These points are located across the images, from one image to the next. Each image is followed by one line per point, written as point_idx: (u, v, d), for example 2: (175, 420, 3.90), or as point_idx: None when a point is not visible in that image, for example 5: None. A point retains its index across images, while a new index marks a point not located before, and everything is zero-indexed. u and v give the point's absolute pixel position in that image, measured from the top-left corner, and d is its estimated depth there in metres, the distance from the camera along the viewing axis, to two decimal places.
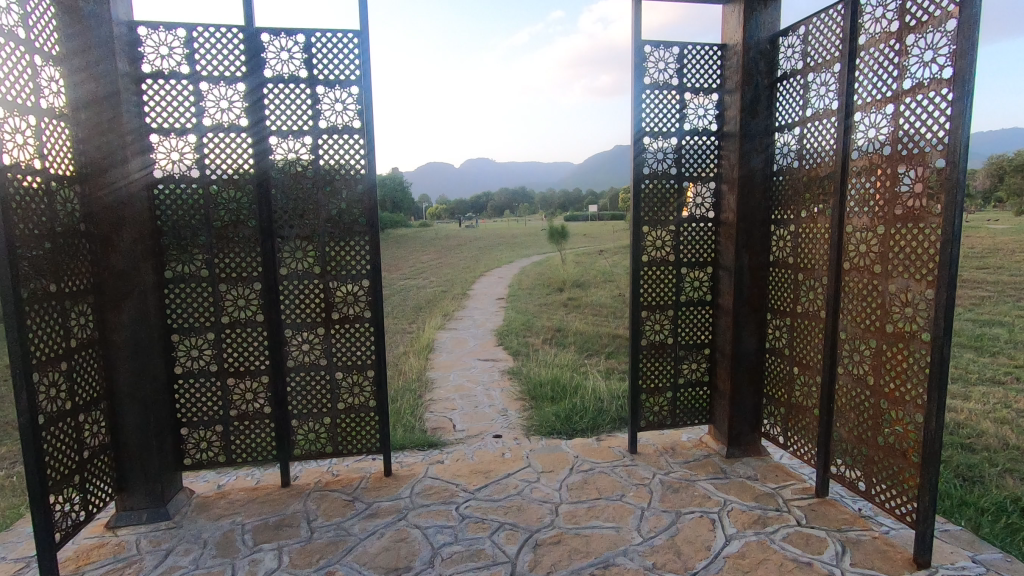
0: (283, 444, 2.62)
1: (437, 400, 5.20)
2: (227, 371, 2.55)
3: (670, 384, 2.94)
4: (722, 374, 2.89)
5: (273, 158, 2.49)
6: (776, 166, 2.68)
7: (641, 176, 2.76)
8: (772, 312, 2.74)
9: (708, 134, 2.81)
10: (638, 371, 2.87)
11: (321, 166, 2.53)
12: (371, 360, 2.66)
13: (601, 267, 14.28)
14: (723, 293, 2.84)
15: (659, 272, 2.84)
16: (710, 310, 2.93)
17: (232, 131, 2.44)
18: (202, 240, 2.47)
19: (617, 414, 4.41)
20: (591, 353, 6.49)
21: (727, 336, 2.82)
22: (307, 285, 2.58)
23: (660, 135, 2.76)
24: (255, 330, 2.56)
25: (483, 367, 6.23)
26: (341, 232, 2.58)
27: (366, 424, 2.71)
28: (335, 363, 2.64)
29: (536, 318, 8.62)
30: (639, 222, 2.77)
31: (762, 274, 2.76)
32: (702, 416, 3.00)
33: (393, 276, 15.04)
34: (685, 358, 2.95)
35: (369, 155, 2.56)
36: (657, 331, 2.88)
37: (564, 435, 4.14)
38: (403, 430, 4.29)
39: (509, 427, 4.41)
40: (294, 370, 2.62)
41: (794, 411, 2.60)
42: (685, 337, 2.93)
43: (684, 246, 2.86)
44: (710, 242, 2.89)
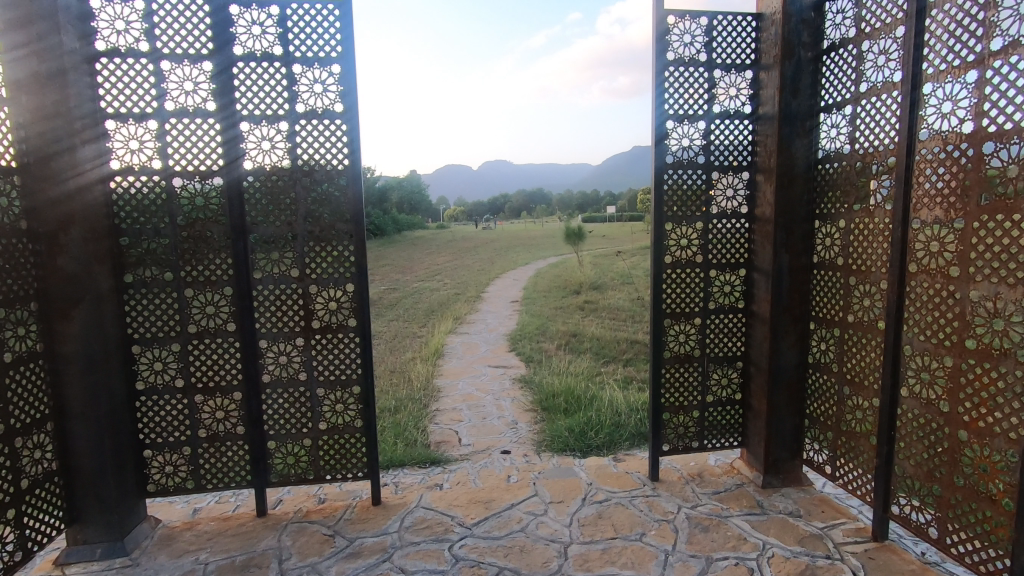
0: (258, 469, 2.34)
1: (443, 410, 4.90)
2: (195, 387, 2.28)
3: (697, 402, 2.59)
4: (757, 392, 2.53)
5: (244, 147, 2.21)
6: (821, 153, 2.32)
7: (663, 165, 2.42)
8: (817, 322, 2.37)
9: (740, 118, 2.46)
10: (660, 387, 2.53)
11: (299, 155, 2.24)
12: (358, 375, 2.37)
13: (619, 269, 13.87)
14: (759, 298, 2.48)
15: (684, 275, 2.49)
16: (743, 318, 2.57)
17: (197, 117, 2.16)
18: (166, 240, 2.20)
19: (636, 429, 4.06)
20: (608, 360, 6.13)
21: (763, 349, 2.46)
22: (284, 290, 2.30)
23: (686, 118, 2.42)
24: (225, 340, 2.28)
25: (494, 374, 5.91)
26: (324, 231, 2.29)
27: (352, 446, 2.41)
28: (316, 378, 2.34)
29: (551, 322, 8.27)
30: (662, 218, 2.43)
31: (804, 277, 2.40)
32: (734, 438, 2.64)
33: (407, 278, 14.83)
34: (713, 372, 2.59)
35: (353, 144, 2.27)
36: (682, 342, 2.54)
37: (578, 453, 3.80)
38: (404, 445, 3.99)
39: (518, 442, 4.09)
40: (271, 386, 2.33)
41: (844, 437, 2.23)
42: (715, 349, 2.57)
43: (713, 245, 2.51)
44: (743, 241, 2.53)
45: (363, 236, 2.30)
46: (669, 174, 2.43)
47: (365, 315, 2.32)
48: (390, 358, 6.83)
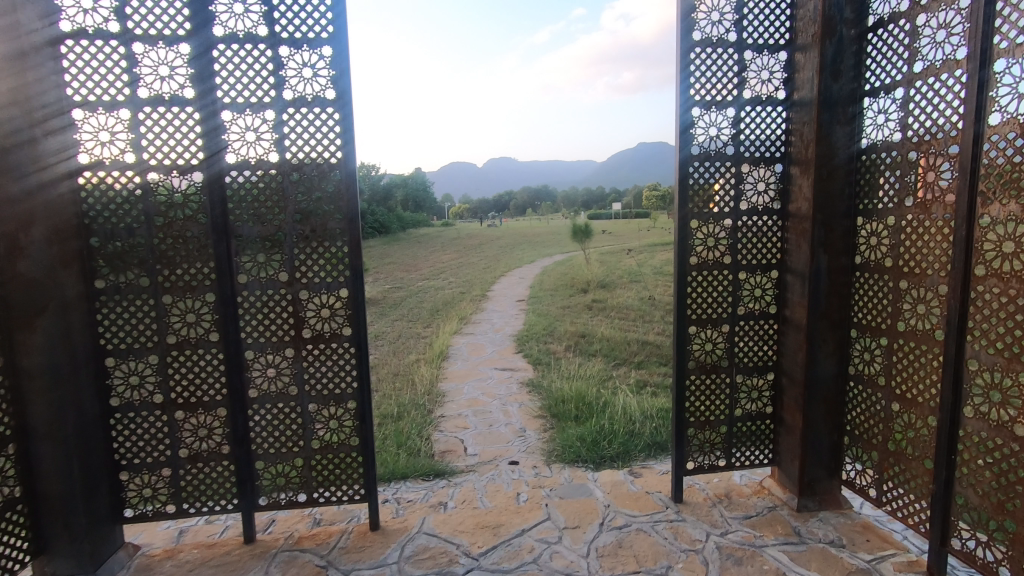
0: (244, 491, 2.14)
1: (448, 416, 4.70)
2: (175, 403, 2.07)
3: (724, 416, 2.37)
4: (790, 406, 2.31)
5: (227, 139, 2.00)
6: (865, 143, 2.08)
7: (688, 157, 2.20)
8: (860, 329, 2.14)
9: (773, 104, 2.23)
10: (684, 400, 2.31)
11: (286, 148, 2.03)
12: (354, 389, 2.16)
13: (627, 267, 13.62)
14: (793, 303, 2.26)
15: (711, 278, 2.27)
16: (774, 325, 2.35)
17: (174, 105, 1.95)
18: (140, 242, 1.99)
19: (651, 438, 3.84)
20: (619, 363, 5.91)
21: (798, 359, 2.24)
22: (272, 296, 2.09)
23: (713, 105, 2.20)
24: (208, 351, 2.08)
25: (501, 378, 5.70)
26: (314, 231, 2.08)
27: (347, 466, 2.21)
28: (308, 393, 2.14)
29: (558, 322, 8.05)
30: (687, 215, 2.22)
31: (844, 281, 2.17)
32: (764, 455, 2.43)
33: (411, 277, 14.64)
34: (743, 384, 2.37)
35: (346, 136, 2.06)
36: (709, 351, 2.32)
37: (590, 464, 3.59)
38: (406, 456, 3.79)
39: (527, 453, 3.88)
40: (258, 401, 2.13)
41: (893, 458, 2.01)
42: (744, 358, 2.35)
43: (743, 245, 2.28)
44: (775, 240, 2.31)
45: (358, 237, 2.09)
46: (694, 167, 2.20)
47: (361, 323, 2.11)
48: (393, 360, 6.64)
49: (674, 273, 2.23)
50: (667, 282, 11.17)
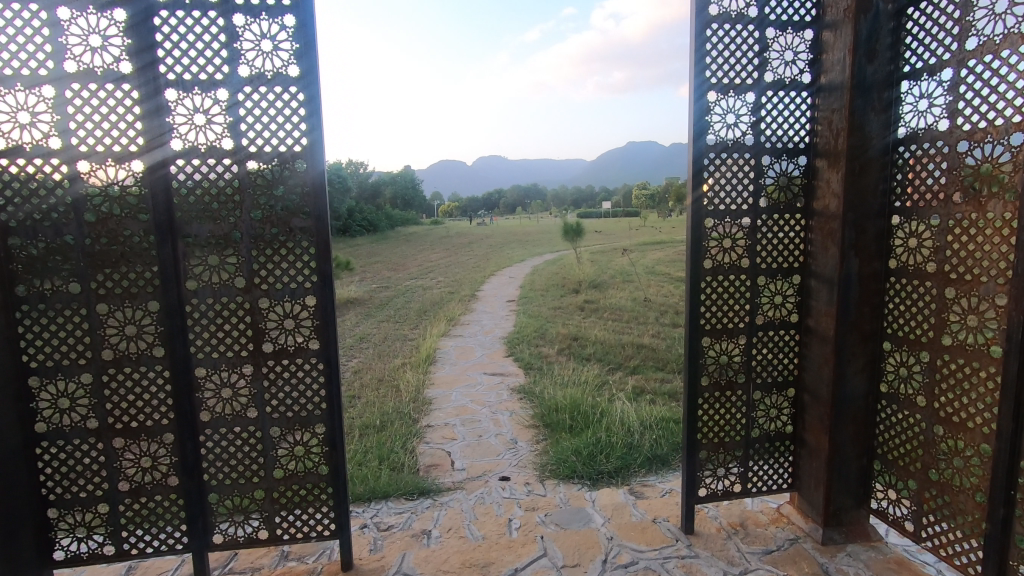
0: (196, 529, 1.86)
1: (435, 426, 4.43)
2: (113, 429, 1.78)
3: (740, 437, 2.13)
4: (814, 426, 2.07)
5: (171, 122, 1.72)
6: (902, 132, 1.85)
7: (703, 148, 1.95)
8: (894, 342, 1.91)
9: (797, 89, 1.99)
10: (696, 420, 2.07)
11: (242, 132, 1.75)
12: (323, 408, 1.89)
13: (619, 267, 13.40)
14: (818, 313, 2.03)
15: (727, 284, 2.03)
16: (795, 336, 2.12)
17: (108, 81, 1.66)
18: (70, 242, 1.70)
19: (651, 451, 3.60)
20: (614, 368, 5.68)
21: (824, 375, 2.01)
22: (227, 305, 1.81)
23: (730, 89, 1.95)
24: (152, 369, 1.79)
25: (490, 383, 5.43)
26: (275, 229, 1.80)
27: (315, 499, 1.93)
28: (269, 416, 1.86)
29: (550, 324, 7.79)
30: (701, 214, 1.97)
31: (876, 287, 1.93)
32: (783, 480, 2.19)
33: (399, 276, 14.32)
34: (761, 401, 2.13)
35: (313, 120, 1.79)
36: (724, 366, 2.08)
37: (587, 481, 3.34)
38: (389, 472, 3.52)
39: (519, 467, 3.62)
40: (212, 425, 1.85)
41: (935, 490, 1.77)
42: (763, 373, 2.11)
43: (762, 247, 2.04)
44: (797, 241, 2.07)
45: (327, 236, 1.82)
46: (710, 159, 1.96)
47: (332, 334, 1.85)
48: (378, 365, 6.35)
49: (686, 278, 1.99)
50: (660, 283, 10.95)
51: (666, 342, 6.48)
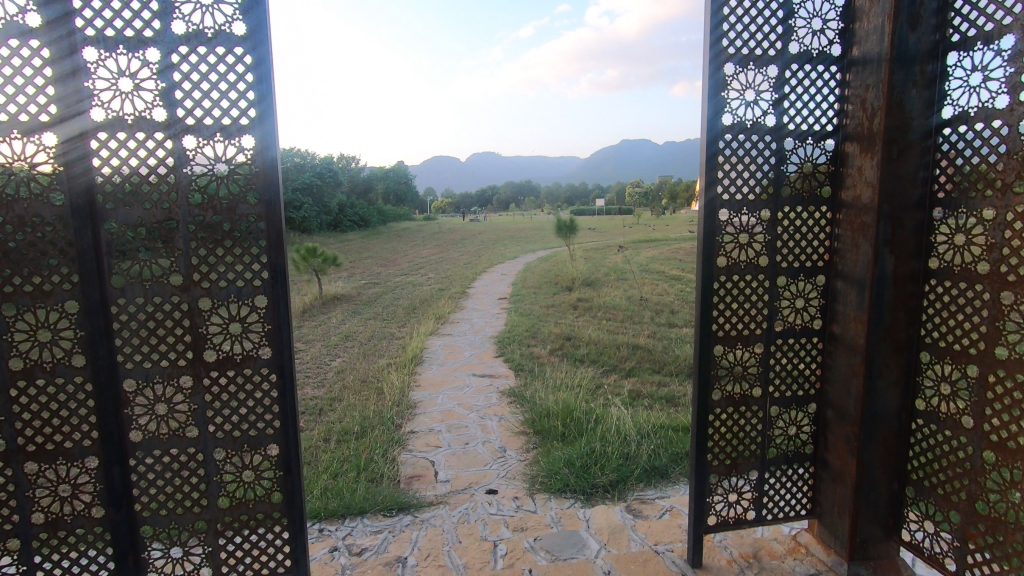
0: (127, 568, 1.59)
1: (418, 433, 4.17)
2: (23, 452, 1.49)
3: (755, 458, 1.89)
4: (839, 446, 1.83)
5: (90, 88, 1.43)
6: (948, 111, 1.59)
7: (719, 129, 1.70)
8: (934, 353, 1.66)
9: (826, 62, 1.74)
10: (707, 439, 1.83)
11: (177, 101, 1.47)
12: (275, 427, 1.62)
13: (612, 264, 13.18)
14: (845, 318, 1.79)
15: (744, 286, 1.79)
16: (818, 344, 1.88)
17: (11, 36, 1.36)
18: None
19: (648, 462, 3.35)
20: (608, 370, 5.44)
21: (851, 389, 1.77)
22: (161, 307, 1.53)
23: (750, 62, 1.70)
24: (70, 381, 1.51)
25: (479, 386, 5.18)
26: (217, 217, 1.52)
27: (268, 530, 1.67)
28: (211, 436, 1.59)
29: (542, 322, 7.53)
30: (715, 205, 1.72)
31: (914, 290, 1.69)
32: (802, 506, 1.95)
33: (388, 272, 14.03)
34: (779, 418, 1.89)
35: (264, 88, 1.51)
36: (739, 378, 1.83)
37: (580, 496, 3.10)
38: (368, 486, 3.25)
39: (507, 479, 3.38)
40: (144, 447, 1.57)
41: (983, 525, 1.54)
42: (782, 386, 1.87)
43: (783, 244, 1.79)
44: (822, 237, 1.82)
45: (280, 226, 1.55)
46: (726, 142, 1.71)
47: (285, 341, 1.58)
48: (361, 365, 6.08)
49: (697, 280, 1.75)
50: (654, 281, 10.74)
51: (661, 343, 6.25)
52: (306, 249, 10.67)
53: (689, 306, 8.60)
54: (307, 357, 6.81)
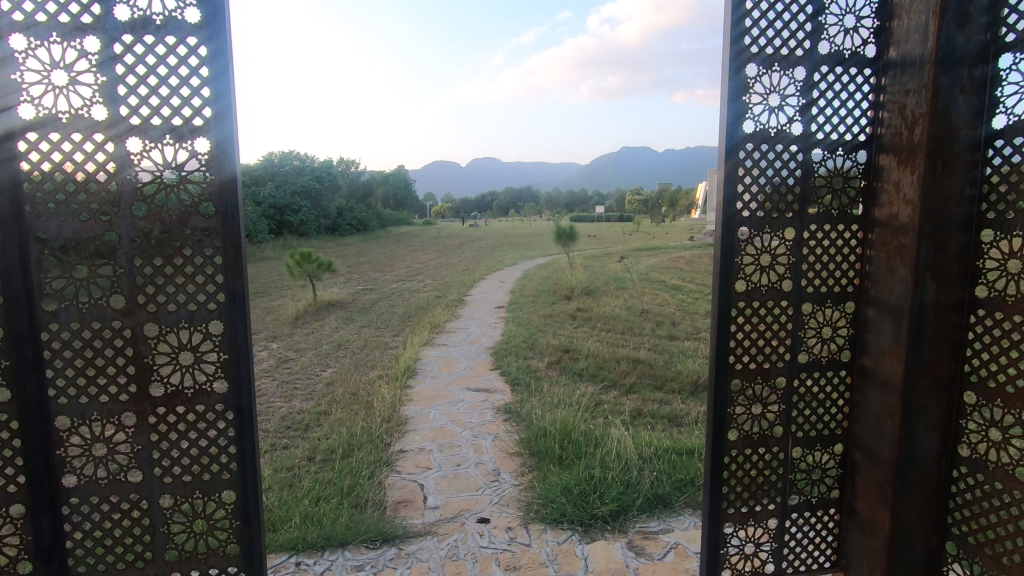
0: None
1: (408, 452, 3.96)
2: None
3: (776, 505, 1.68)
4: (868, 494, 1.64)
5: (18, 80, 1.23)
6: (1000, 121, 1.41)
7: (739, 137, 1.52)
8: (982, 394, 1.46)
9: (859, 65, 1.56)
10: (722, 484, 1.63)
11: (120, 98, 1.28)
12: (232, 470, 1.42)
13: (612, 273, 12.99)
14: (877, 351, 1.59)
15: (765, 313, 1.59)
16: (846, 378, 1.68)
17: None
18: None
19: (651, 491, 3.15)
20: (608, 386, 5.24)
21: (884, 432, 1.57)
22: (101, 334, 1.33)
23: (776, 63, 1.52)
24: None
25: (474, 401, 4.97)
26: (168, 231, 1.33)
27: None
28: (158, 481, 1.39)
29: (540, 333, 7.33)
30: (733, 222, 1.53)
31: (959, 321, 1.49)
32: (827, 557, 1.75)
33: (385, 278, 13.84)
34: (802, 459, 1.69)
35: (223, 84, 1.33)
36: (759, 416, 1.64)
37: (577, 527, 2.90)
38: (351, 513, 3.04)
39: (500, 506, 3.17)
40: (79, 494, 1.37)
41: None
42: (806, 425, 1.67)
43: (809, 267, 1.60)
44: (852, 259, 1.63)
45: (238, 240, 1.36)
46: (747, 152, 1.52)
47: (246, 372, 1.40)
48: (353, 377, 5.87)
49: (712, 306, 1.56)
50: (655, 291, 10.55)
51: (662, 357, 6.05)
52: (301, 255, 10.49)
53: (690, 317, 8.41)
54: (298, 367, 6.61)
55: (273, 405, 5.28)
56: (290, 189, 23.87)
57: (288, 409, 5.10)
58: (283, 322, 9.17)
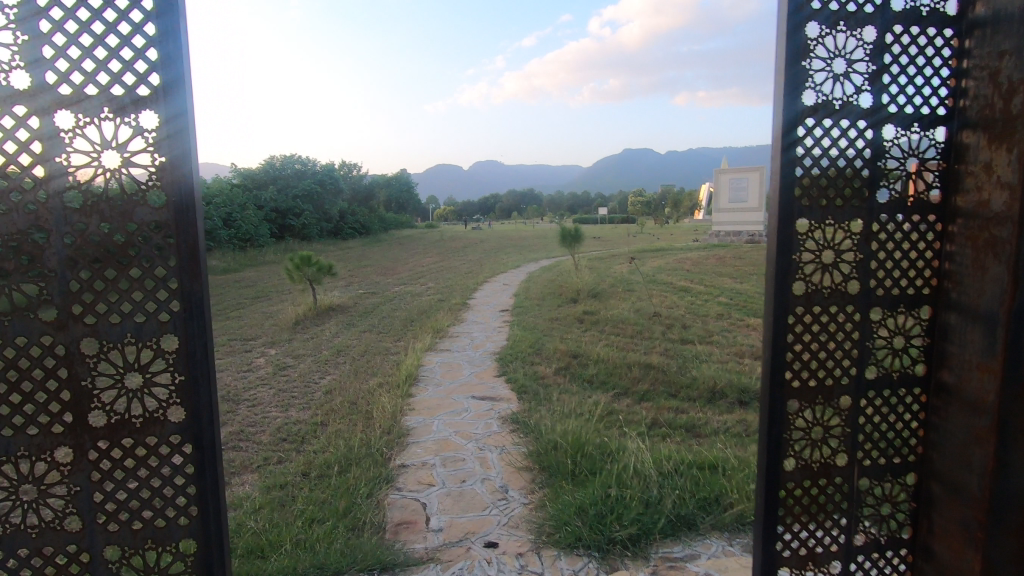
0: None
1: (410, 468, 3.71)
2: None
3: (840, 544, 1.43)
4: (952, 537, 1.37)
5: None
6: None
7: (798, 111, 1.27)
8: None
9: (937, 25, 1.32)
10: (777, 521, 1.38)
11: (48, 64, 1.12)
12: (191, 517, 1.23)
13: (618, 274, 12.75)
14: (962, 365, 1.33)
15: (827, 320, 1.35)
16: (920, 397, 1.43)
17: None
18: None
19: (673, 511, 2.89)
20: (619, 394, 4.99)
21: (972, 462, 1.31)
22: (27, 353, 1.08)
23: (842, 23, 1.27)
24: None
25: (479, 411, 4.72)
26: (114, 231, 1.20)
27: None
28: (100, 531, 1.17)
29: (546, 337, 7.08)
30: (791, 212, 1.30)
31: None
32: None
33: (387, 281, 13.64)
34: (869, 492, 1.44)
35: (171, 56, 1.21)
36: (820, 441, 1.38)
37: (595, 554, 2.65)
38: (347, 538, 2.80)
39: (509, 529, 2.92)
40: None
41: None
42: (874, 450, 1.42)
43: (880, 265, 1.35)
44: (928, 256, 1.38)
45: (193, 242, 1.24)
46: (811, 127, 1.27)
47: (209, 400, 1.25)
48: (352, 385, 5.64)
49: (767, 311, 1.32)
50: (662, 293, 10.31)
51: (674, 362, 5.80)
52: (300, 258, 10.27)
53: (701, 320, 8.14)
54: (296, 375, 6.39)
55: (269, 416, 5.05)
56: (291, 193, 23.71)
57: (284, 420, 4.87)
58: (282, 328, 8.94)
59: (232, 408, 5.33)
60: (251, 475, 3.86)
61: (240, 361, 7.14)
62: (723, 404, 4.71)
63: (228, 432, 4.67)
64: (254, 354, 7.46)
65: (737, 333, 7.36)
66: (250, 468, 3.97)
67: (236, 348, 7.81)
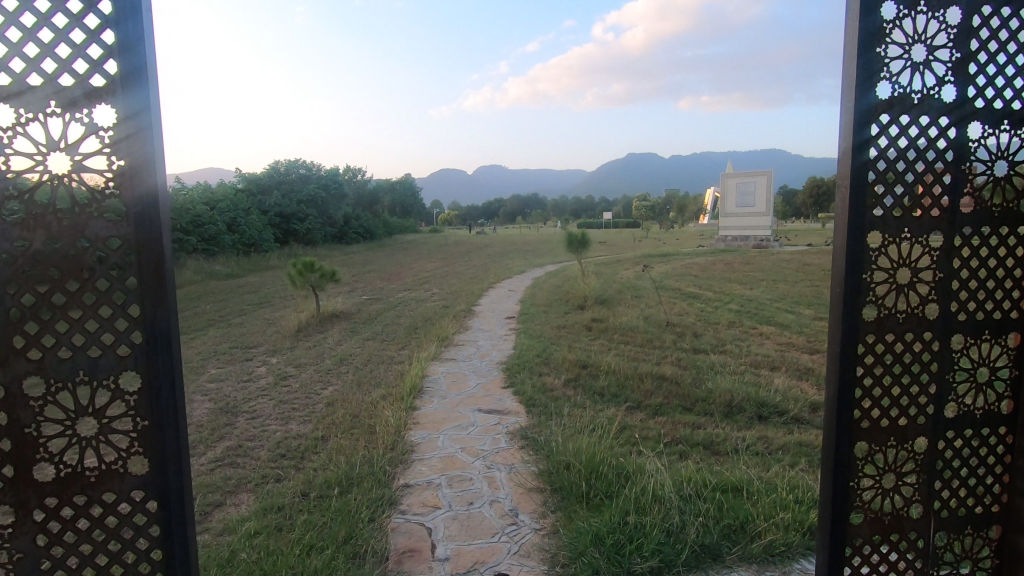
0: None
1: (414, 488, 3.52)
2: None
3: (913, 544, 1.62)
4: None
5: None
6: None
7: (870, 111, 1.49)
8: None
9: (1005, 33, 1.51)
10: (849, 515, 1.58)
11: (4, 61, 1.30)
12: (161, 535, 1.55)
13: (626, 280, 12.53)
14: None
15: (916, 345, 1.54)
16: (1003, 427, 1.62)
17: None
18: None
19: (697, 541, 2.69)
20: (632, 408, 4.79)
21: None
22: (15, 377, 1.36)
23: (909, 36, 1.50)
24: None
25: (486, 425, 4.53)
26: (70, 278, 1.38)
27: None
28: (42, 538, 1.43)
29: (554, 347, 6.88)
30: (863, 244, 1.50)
31: None
32: None
33: (391, 287, 13.45)
34: (946, 503, 1.62)
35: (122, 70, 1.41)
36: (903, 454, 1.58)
37: None
38: (346, 570, 2.61)
39: (520, 559, 2.72)
40: None
41: None
42: (953, 467, 1.61)
43: (967, 301, 1.54)
44: (1017, 298, 1.56)
45: (153, 312, 1.46)
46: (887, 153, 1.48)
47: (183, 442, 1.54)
48: (355, 397, 5.47)
49: (841, 329, 1.51)
50: (673, 300, 10.09)
51: (688, 373, 5.59)
52: (303, 264, 10.10)
53: (712, 328, 7.92)
54: (297, 385, 6.21)
55: (268, 429, 4.88)
56: (295, 198, 23.60)
57: (284, 435, 4.69)
58: (284, 336, 8.77)
59: (230, 421, 5.16)
60: (249, 494, 3.70)
61: (240, 371, 6.96)
62: (741, 419, 4.51)
63: (225, 447, 4.51)
64: (255, 363, 7.30)
65: (751, 342, 7.14)
66: (248, 486, 3.80)
67: (236, 357, 7.64)
